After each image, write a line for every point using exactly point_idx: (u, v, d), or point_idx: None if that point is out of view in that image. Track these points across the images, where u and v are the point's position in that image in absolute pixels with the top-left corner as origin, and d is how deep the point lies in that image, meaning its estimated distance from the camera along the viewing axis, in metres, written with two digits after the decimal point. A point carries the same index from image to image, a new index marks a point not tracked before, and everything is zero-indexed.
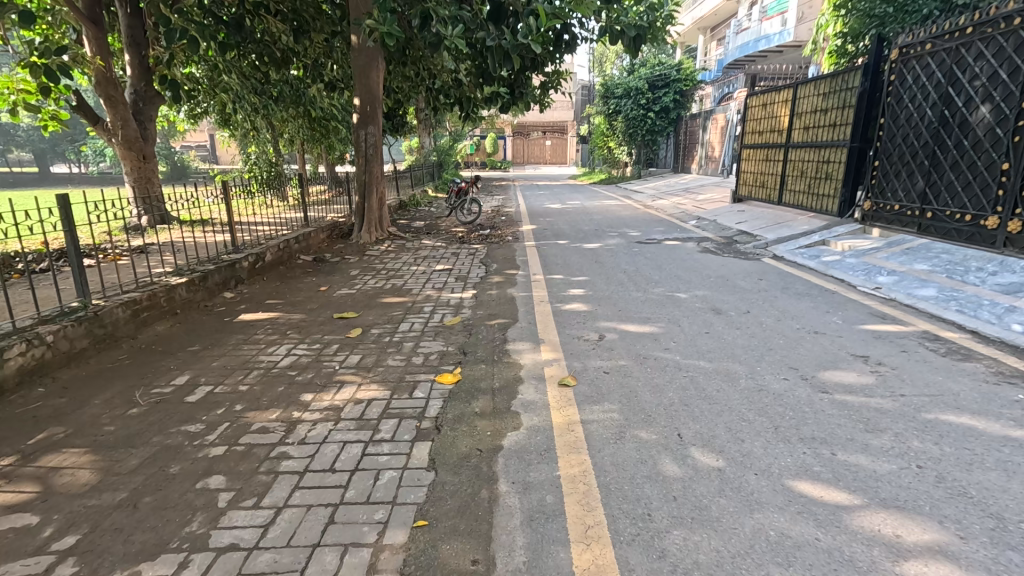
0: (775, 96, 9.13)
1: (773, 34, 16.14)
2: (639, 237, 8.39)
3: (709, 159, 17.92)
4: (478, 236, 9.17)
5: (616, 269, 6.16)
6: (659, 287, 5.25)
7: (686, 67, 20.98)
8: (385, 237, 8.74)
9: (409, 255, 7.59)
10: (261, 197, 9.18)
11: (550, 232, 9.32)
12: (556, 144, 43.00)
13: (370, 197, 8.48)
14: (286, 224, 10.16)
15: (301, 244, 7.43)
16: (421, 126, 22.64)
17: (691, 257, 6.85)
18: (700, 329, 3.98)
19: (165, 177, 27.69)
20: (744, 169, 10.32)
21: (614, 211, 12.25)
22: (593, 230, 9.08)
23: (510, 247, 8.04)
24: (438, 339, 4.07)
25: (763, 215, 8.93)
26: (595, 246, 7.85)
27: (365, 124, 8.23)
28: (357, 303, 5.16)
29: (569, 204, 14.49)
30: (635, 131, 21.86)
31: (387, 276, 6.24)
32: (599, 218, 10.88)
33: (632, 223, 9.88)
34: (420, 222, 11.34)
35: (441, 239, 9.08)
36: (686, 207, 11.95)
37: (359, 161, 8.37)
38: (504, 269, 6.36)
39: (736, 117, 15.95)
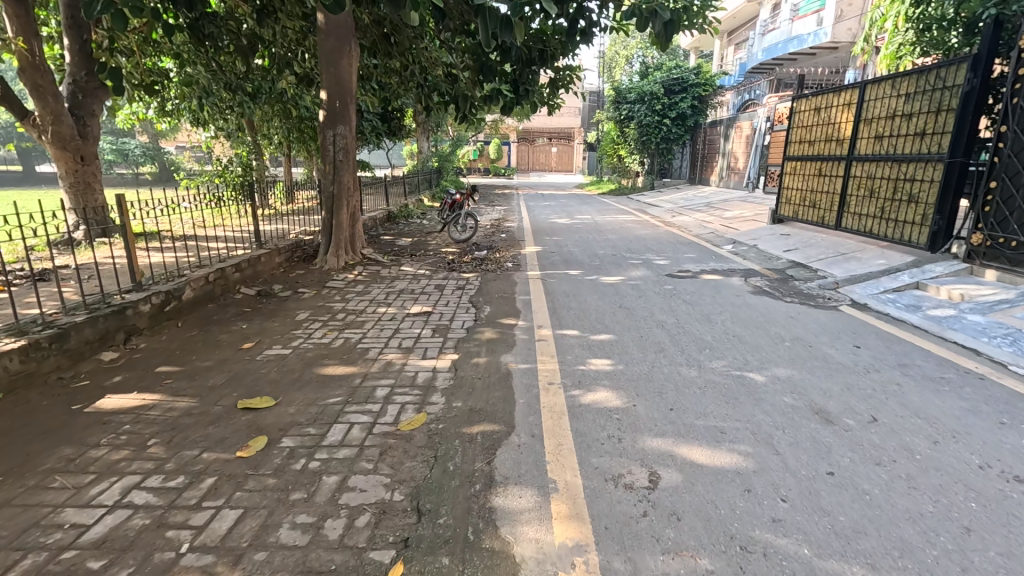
0: (833, 98, 7.59)
1: (806, 35, 14.62)
2: (669, 268, 6.82)
3: (731, 170, 16.40)
4: (472, 261, 7.65)
5: (649, 321, 4.57)
6: (718, 360, 3.65)
7: (705, 71, 19.47)
8: (358, 260, 7.18)
9: (381, 287, 6.03)
10: (233, 205, 8.01)
11: (558, 257, 7.75)
12: (563, 151, 41.64)
13: (340, 212, 6.94)
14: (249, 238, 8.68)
15: (245, 272, 5.88)
16: (420, 130, 21.17)
17: (743, 301, 5.27)
18: (819, 467, 2.37)
19: (154, 178, 26.37)
20: (788, 185, 8.77)
21: (631, 229, 10.70)
22: (610, 257, 7.51)
23: (509, 278, 6.47)
24: (381, 467, 2.50)
25: (819, 243, 7.34)
26: (615, 279, 6.27)
27: (333, 122, 6.70)
28: (283, 376, 3.58)
29: (578, 218, 12.97)
30: (649, 139, 20.38)
31: (342, 325, 4.67)
32: (615, 239, 9.31)
33: (655, 247, 8.30)
34: (408, 239, 9.80)
35: (427, 263, 7.55)
36: (715, 227, 10.36)
37: (325, 167, 6.83)
38: (499, 316, 4.79)
39: (765, 125, 14.40)
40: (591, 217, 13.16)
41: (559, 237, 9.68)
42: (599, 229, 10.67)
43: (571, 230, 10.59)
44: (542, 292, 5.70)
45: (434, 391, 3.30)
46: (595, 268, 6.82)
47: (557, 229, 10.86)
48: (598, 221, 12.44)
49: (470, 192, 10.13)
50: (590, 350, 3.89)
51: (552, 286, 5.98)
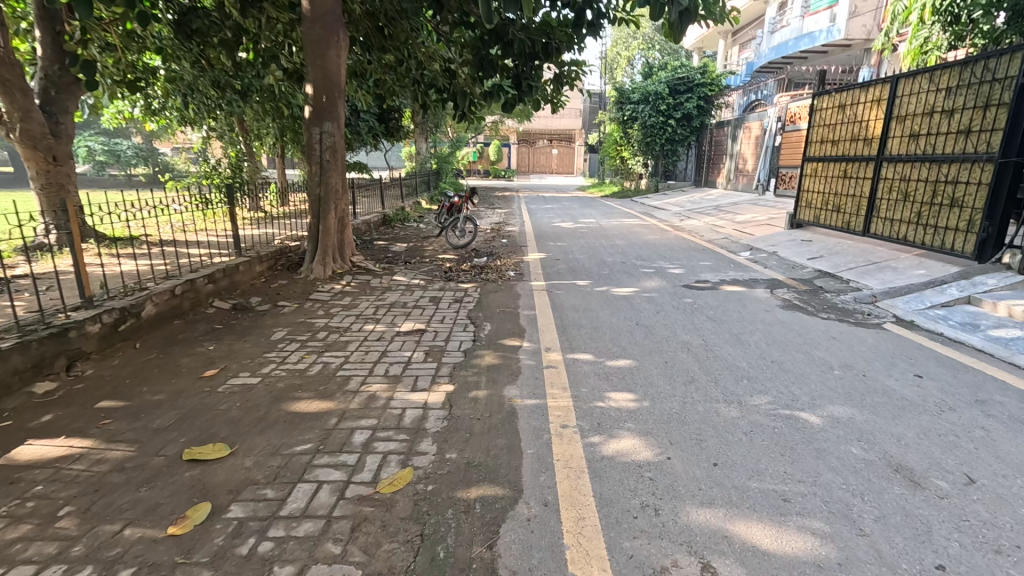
0: (860, 95, 7.07)
1: (818, 32, 14.11)
2: (685, 278, 6.26)
3: (740, 172, 15.87)
4: (471, 269, 7.10)
5: (672, 343, 4.00)
6: (761, 395, 3.09)
7: (711, 70, 18.95)
8: (347, 268, 6.62)
9: (371, 300, 5.48)
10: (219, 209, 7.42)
11: (563, 265, 7.19)
12: (564, 153, 41.14)
13: (328, 217, 6.38)
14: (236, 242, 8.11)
15: (220, 283, 5.32)
16: (417, 130, 20.64)
17: (774, 317, 4.71)
18: (924, 557, 1.82)
19: (148, 180, 25.84)
20: (808, 188, 8.23)
21: (639, 234, 10.15)
22: (620, 265, 6.95)
23: (511, 290, 5.91)
24: (351, 550, 1.94)
25: (847, 252, 6.79)
26: (628, 291, 5.71)
27: (319, 119, 6.13)
28: (245, 413, 3.02)
29: (582, 222, 12.43)
30: (653, 140, 19.86)
31: (322, 346, 4.11)
32: (623, 244, 8.76)
33: (668, 255, 7.73)
34: (403, 245, 9.24)
35: (422, 271, 7.00)
36: (728, 233, 9.81)
37: (310, 168, 6.26)
38: (501, 336, 4.23)
39: (775, 126, 13.87)
40: (595, 221, 12.60)
41: (563, 243, 9.13)
42: (605, 234, 10.12)
43: (576, 234, 10.07)
44: (548, 306, 5.16)
45: (424, 436, 2.74)
46: (604, 279, 6.26)
47: (560, 233, 10.32)
48: (603, 224, 11.89)
49: (468, 194, 9.58)
50: (609, 381, 3.33)
51: (558, 298, 5.42)
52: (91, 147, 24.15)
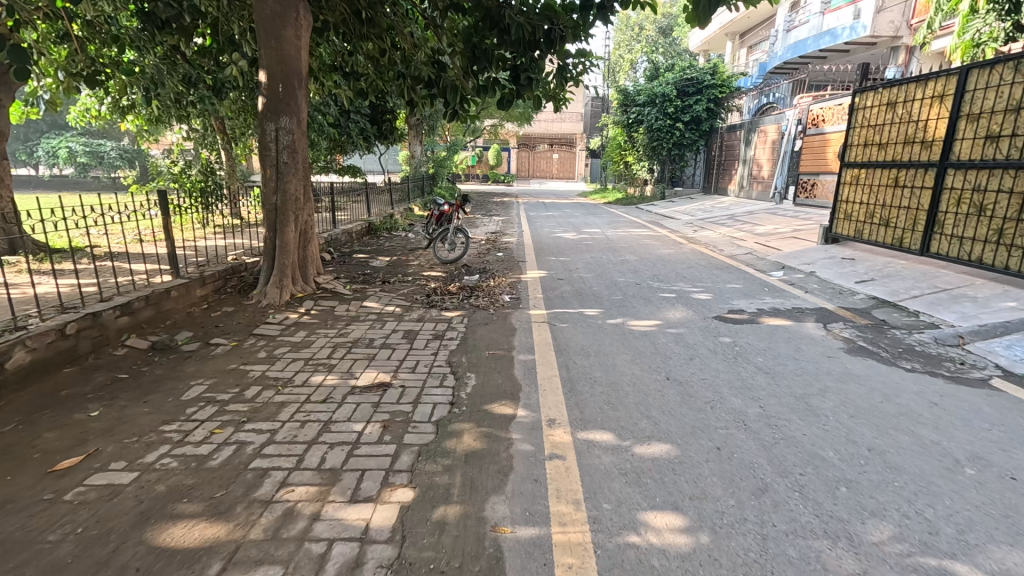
0: (916, 90, 6.06)
1: (840, 28, 13.16)
2: (714, 308, 5.19)
3: (754, 179, 14.87)
4: (460, 291, 6.04)
5: (721, 414, 2.93)
6: (879, 523, 2.01)
7: (721, 71, 17.95)
8: (310, 290, 5.57)
9: (330, 336, 4.40)
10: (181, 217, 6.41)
11: (567, 287, 6.13)
12: (565, 158, 40.23)
13: (286, 230, 5.32)
14: (199, 257, 7.08)
15: (140, 314, 4.27)
16: (412, 133, 19.63)
17: (842, 368, 3.64)
18: None
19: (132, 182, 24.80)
20: (846, 198, 7.22)
21: (651, 247, 9.11)
22: (635, 290, 5.88)
23: (504, 321, 4.84)
24: None
25: (903, 274, 5.74)
26: (648, 324, 4.64)
27: (274, 113, 5.08)
28: (82, 551, 1.95)
29: (586, 232, 11.42)
30: (660, 144, 18.89)
31: (245, 413, 3.03)
32: (635, 261, 7.69)
33: (688, 275, 6.67)
34: (385, 259, 8.18)
35: (401, 293, 5.94)
36: (750, 248, 8.75)
37: (264, 171, 5.21)
38: (488, 398, 3.16)
39: (794, 129, 12.87)
40: (600, 231, 11.55)
41: (566, 258, 8.08)
42: (613, 248, 9.05)
43: (580, 248, 9.02)
44: (550, 347, 4.09)
45: None
46: (618, 308, 5.19)
47: (561, 246, 9.29)
48: (609, 235, 10.83)
49: (461, 203, 8.47)
50: (642, 489, 2.25)
51: (563, 336, 4.35)
52: (72, 149, 23.07)
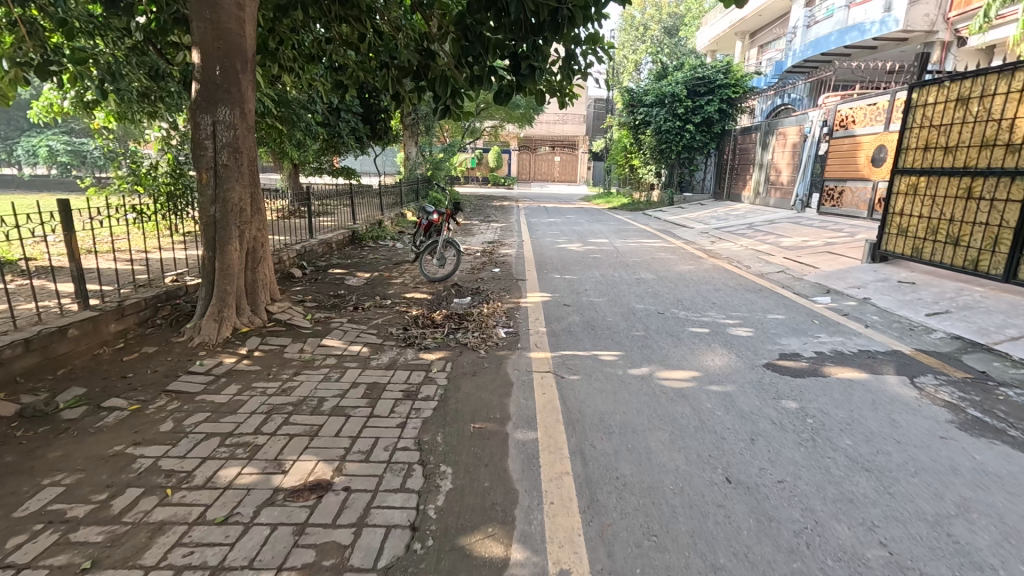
0: (1000, 83, 5.06)
1: (869, 23, 12.15)
2: (762, 350, 4.12)
3: (772, 185, 13.85)
4: (446, 321, 5.00)
5: (829, 563, 1.88)
6: None
7: (734, 70, 16.92)
8: (261, 321, 4.52)
9: (268, 394, 3.35)
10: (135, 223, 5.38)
11: (575, 317, 5.07)
12: (567, 160, 39.26)
13: (228, 248, 4.27)
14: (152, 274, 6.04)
15: (11, 364, 3.25)
16: (406, 133, 18.58)
17: (968, 459, 2.59)
18: None
19: None
20: (901, 209, 6.21)
21: (668, 262, 8.06)
22: (660, 324, 4.81)
23: (498, 370, 3.79)
24: None
25: (987, 307, 4.71)
26: (683, 377, 3.59)
27: (210, 102, 4.02)
28: None
29: (593, 242, 10.39)
30: (668, 147, 17.88)
31: (97, 550, 1.99)
32: (653, 281, 6.63)
33: (719, 302, 5.61)
34: (365, 276, 7.13)
35: (375, 323, 4.89)
36: (781, 265, 7.68)
37: (200, 176, 4.16)
38: (467, 523, 2.12)
39: (819, 131, 11.86)
40: (608, 242, 10.49)
41: (572, 276, 7.02)
42: (624, 263, 7.99)
43: (587, 262, 7.97)
44: (558, 416, 3.04)
45: None
46: (640, 350, 4.14)
47: (565, 260, 8.26)
48: (618, 247, 9.77)
49: (451, 211, 7.36)
50: None
51: (575, 396, 3.30)
52: (52, 148, 21.90)
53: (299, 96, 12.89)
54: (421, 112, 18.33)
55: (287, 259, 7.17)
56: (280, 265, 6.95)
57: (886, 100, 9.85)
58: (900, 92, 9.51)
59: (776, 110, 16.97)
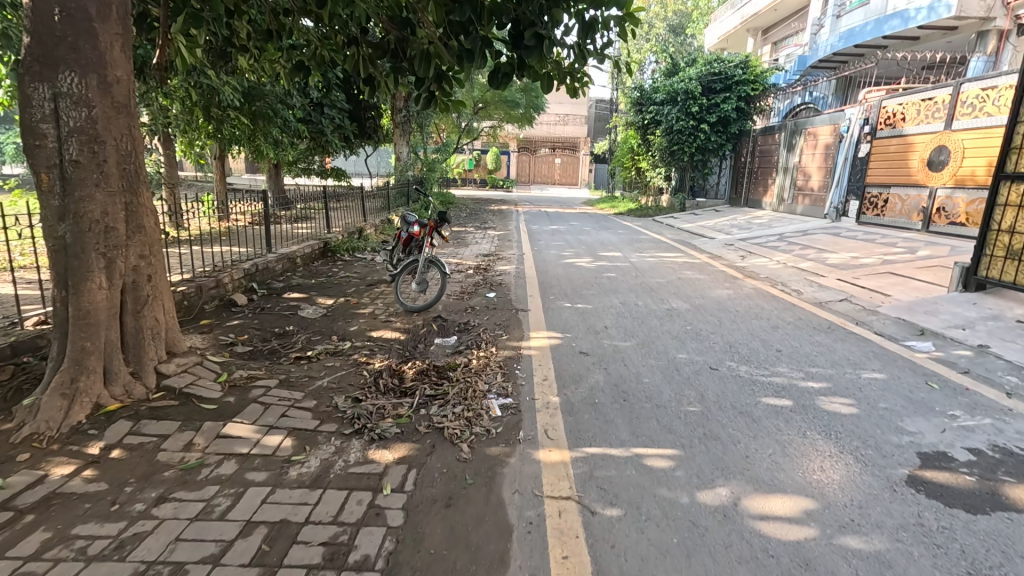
0: None
1: (914, 10, 10.75)
2: (889, 448, 2.72)
3: (800, 190, 12.49)
4: (420, 382, 3.59)
5: None
6: None
7: (754, 64, 15.55)
8: (145, 387, 3.10)
9: (86, 557, 1.94)
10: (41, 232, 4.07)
11: (598, 376, 3.66)
12: (568, 163, 37.96)
13: (89, 285, 2.85)
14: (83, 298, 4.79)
15: None
16: (397, 131, 17.21)
17: None
18: None
19: None
20: (1011, 225, 4.87)
21: (700, 285, 6.67)
22: (719, 392, 3.40)
23: (488, 490, 2.38)
24: None
25: None
26: (792, 515, 2.18)
27: (48, 64, 2.60)
28: None
29: (605, 255, 9.01)
30: (680, 149, 16.58)
31: None
32: (689, 315, 5.22)
33: (786, 349, 4.21)
34: (327, 303, 5.71)
35: (318, 386, 3.47)
36: (839, 290, 6.28)
37: (38, 179, 2.72)
38: None
39: (859, 130, 10.49)
40: (622, 255, 9.09)
41: (586, 305, 5.61)
42: (646, 286, 6.58)
43: (602, 285, 6.57)
44: None
45: None
46: (705, 445, 2.74)
47: (575, 281, 6.86)
48: (635, 262, 8.36)
49: (432, 229, 5.80)
50: None
51: (620, 567, 1.90)
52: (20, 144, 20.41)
53: (274, 87, 11.50)
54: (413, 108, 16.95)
55: (231, 281, 5.72)
56: (220, 289, 5.49)
57: (947, 94, 8.48)
58: (965, 83, 8.15)
59: (795, 110, 15.65)
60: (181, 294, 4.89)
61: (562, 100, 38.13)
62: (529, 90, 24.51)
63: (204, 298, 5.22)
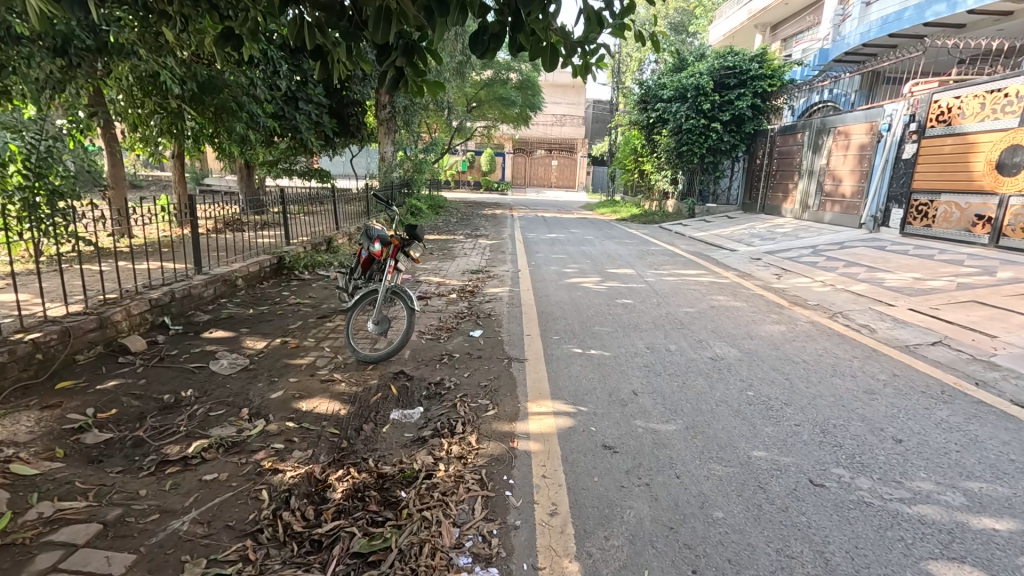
0: None
1: None
2: None
3: (829, 196, 11.19)
4: (349, 521, 2.18)
5: None
6: None
7: (771, 58, 14.32)
8: None
9: None
10: None
11: (640, 507, 2.26)
12: (565, 165, 36.58)
13: None
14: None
15: None
16: (382, 129, 15.80)
17: None
18: None
19: None
20: None
21: (742, 319, 5.29)
22: (851, 548, 2.01)
23: None
24: None
25: None
26: None
27: None
28: None
29: (616, 273, 7.63)
30: (689, 149, 15.31)
31: None
32: (745, 372, 3.82)
33: (910, 442, 2.82)
34: (257, 348, 4.27)
35: (170, 536, 2.05)
36: (923, 327, 4.91)
37: None
38: None
39: (903, 129, 9.20)
40: (635, 272, 7.72)
41: (604, 352, 4.20)
42: (675, 320, 5.18)
43: (619, 318, 5.16)
44: None
45: None
46: None
47: (584, 311, 5.45)
48: (653, 283, 6.99)
49: (393, 253, 4.30)
50: None
51: None
52: None
53: (239, 76, 10.12)
54: (401, 104, 15.57)
55: (125, 318, 4.22)
56: (105, 331, 4.01)
57: (1019, 85, 7.18)
58: None
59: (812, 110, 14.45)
60: (30, 344, 3.39)
61: (559, 100, 36.91)
62: (524, 88, 23.93)
63: (74, 346, 3.73)
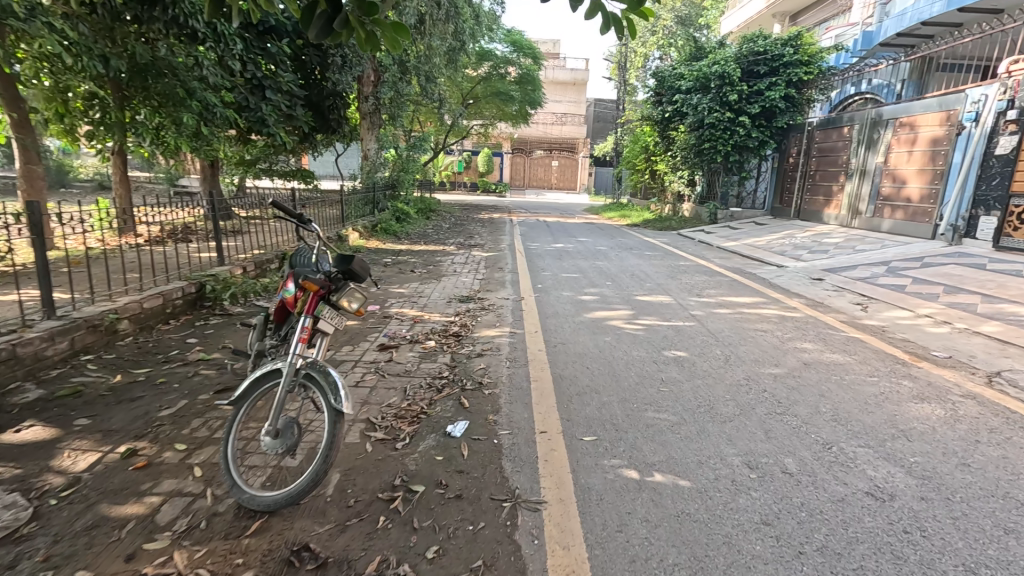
0: None
1: None
2: None
3: (890, 200, 9.44)
4: None
5: None
6: None
7: (807, 42, 12.57)
8: None
9: None
10: None
11: None
12: (564, 166, 34.93)
13: None
14: None
15: None
16: (364, 124, 13.99)
17: None
18: None
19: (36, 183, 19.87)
20: None
21: (863, 390, 3.48)
22: None
23: None
24: None
25: None
26: None
27: None
28: None
29: (650, 302, 5.85)
30: (711, 147, 13.53)
31: None
32: (961, 544, 2.01)
33: None
34: (71, 470, 2.46)
35: None
36: None
37: None
38: None
39: (995, 118, 7.44)
40: (675, 301, 5.94)
41: (679, 483, 2.40)
42: (767, 396, 3.36)
43: (681, 395, 3.33)
44: None
45: None
46: None
47: (622, 375, 3.64)
48: (704, 319, 5.19)
49: (309, 305, 2.51)
50: None
51: None
52: None
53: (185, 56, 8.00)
54: (385, 96, 13.69)
55: None
56: None
57: None
58: None
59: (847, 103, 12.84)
60: None
61: (559, 99, 35.14)
62: (523, 82, 22.15)
63: None
